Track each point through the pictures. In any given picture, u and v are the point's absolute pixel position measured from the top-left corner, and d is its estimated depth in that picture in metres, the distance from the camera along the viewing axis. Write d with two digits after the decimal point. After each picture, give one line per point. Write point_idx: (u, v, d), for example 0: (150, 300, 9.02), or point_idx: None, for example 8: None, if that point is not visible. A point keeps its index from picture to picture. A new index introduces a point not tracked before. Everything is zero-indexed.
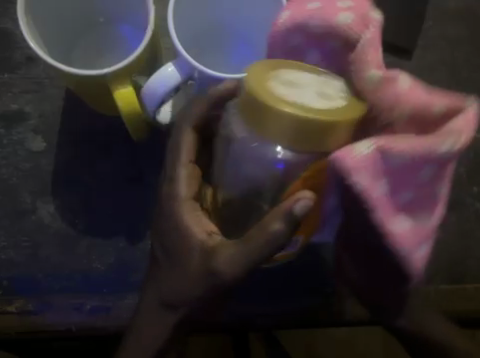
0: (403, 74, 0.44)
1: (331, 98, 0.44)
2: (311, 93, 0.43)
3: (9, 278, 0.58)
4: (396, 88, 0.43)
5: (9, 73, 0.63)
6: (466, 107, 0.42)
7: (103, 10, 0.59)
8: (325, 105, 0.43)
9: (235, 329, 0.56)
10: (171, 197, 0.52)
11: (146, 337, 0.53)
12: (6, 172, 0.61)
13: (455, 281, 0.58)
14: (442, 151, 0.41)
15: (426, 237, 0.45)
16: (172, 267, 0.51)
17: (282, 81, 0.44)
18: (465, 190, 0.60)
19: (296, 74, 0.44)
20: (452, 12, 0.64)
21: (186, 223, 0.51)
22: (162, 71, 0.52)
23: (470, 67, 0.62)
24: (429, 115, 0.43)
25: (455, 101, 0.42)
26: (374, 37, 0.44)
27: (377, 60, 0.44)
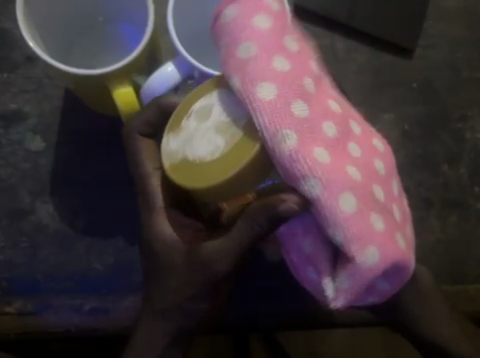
0: (316, 143, 0.42)
1: (210, 110, 0.45)
2: (219, 120, 0.44)
3: (8, 278, 0.58)
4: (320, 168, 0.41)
5: (8, 72, 0.63)
6: (367, 259, 0.42)
7: (103, 9, 0.59)
8: (234, 112, 0.44)
9: (222, 328, 0.56)
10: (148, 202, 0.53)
11: (145, 344, 0.53)
12: (5, 172, 0.61)
13: (456, 281, 0.58)
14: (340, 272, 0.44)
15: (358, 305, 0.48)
16: (162, 272, 0.52)
17: (201, 155, 0.43)
18: (465, 190, 0.59)
19: (188, 141, 0.44)
20: (452, 12, 0.63)
21: (162, 235, 0.52)
22: (162, 71, 0.51)
23: (471, 67, 0.62)
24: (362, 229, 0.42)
25: (380, 241, 0.42)
26: (290, 77, 0.42)
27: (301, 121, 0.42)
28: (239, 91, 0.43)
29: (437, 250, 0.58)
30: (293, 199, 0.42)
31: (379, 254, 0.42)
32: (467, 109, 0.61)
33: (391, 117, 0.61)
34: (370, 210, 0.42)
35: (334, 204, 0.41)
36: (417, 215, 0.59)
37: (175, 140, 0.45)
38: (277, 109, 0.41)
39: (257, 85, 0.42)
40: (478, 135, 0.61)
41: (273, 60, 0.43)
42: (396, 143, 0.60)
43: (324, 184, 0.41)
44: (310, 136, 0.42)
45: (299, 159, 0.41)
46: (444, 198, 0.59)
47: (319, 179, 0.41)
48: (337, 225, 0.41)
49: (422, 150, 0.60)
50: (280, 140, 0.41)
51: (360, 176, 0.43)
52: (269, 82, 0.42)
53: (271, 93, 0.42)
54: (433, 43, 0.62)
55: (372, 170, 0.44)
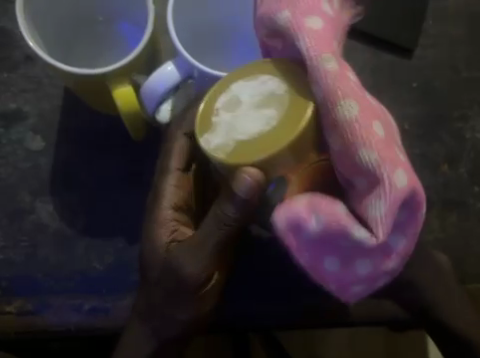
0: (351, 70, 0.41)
1: (235, 97, 0.43)
2: (251, 96, 0.42)
3: (8, 278, 0.58)
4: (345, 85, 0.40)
5: (8, 72, 0.63)
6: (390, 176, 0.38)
7: (103, 9, 0.59)
8: (266, 88, 0.43)
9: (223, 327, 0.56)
10: (156, 201, 0.54)
11: (137, 345, 0.54)
12: (5, 172, 0.61)
13: (457, 281, 0.57)
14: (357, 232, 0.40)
15: (365, 281, 0.43)
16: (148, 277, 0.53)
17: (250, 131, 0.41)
18: (465, 190, 0.59)
19: (228, 128, 0.42)
20: (451, 13, 0.63)
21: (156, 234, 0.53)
22: (162, 71, 0.52)
23: (471, 67, 0.62)
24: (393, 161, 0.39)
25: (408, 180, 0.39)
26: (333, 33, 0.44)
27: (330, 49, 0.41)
28: (288, 22, 0.43)
29: (437, 250, 0.58)
30: (248, 173, 0.40)
31: (406, 179, 0.38)
32: (467, 108, 0.61)
33: (391, 117, 0.61)
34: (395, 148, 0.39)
35: (394, 151, 0.39)
36: None
37: (213, 134, 0.42)
38: (324, 38, 0.42)
39: (303, 19, 0.43)
40: (478, 135, 0.61)
41: (306, 20, 0.43)
42: None
43: (383, 125, 0.40)
44: (370, 105, 0.40)
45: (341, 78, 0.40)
46: (444, 198, 0.59)
47: (382, 124, 0.40)
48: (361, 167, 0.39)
49: (421, 150, 0.60)
50: (357, 88, 0.40)
51: (386, 120, 0.41)
52: (316, 17, 0.43)
53: (318, 24, 0.42)
54: (433, 43, 0.62)
55: (394, 125, 0.42)
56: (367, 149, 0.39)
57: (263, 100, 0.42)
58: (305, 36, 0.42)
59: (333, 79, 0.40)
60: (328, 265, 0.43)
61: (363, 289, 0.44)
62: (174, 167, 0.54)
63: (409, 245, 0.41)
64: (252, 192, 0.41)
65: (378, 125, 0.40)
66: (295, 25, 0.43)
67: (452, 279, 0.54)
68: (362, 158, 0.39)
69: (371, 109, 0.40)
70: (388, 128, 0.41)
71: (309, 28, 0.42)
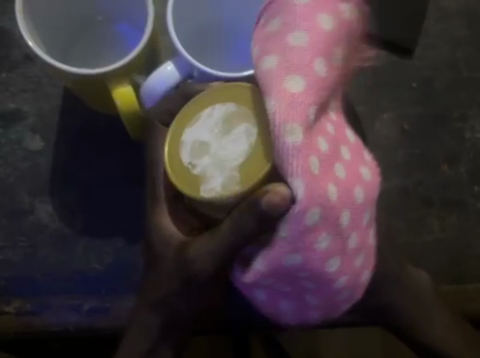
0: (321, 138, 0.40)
1: (198, 149, 0.44)
2: (205, 134, 0.44)
3: (7, 278, 0.58)
4: (304, 164, 0.39)
5: (7, 71, 0.63)
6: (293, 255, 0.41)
7: (103, 9, 0.59)
8: (214, 117, 0.45)
9: (222, 327, 0.56)
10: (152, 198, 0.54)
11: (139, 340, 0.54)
12: (4, 171, 0.61)
13: (456, 281, 0.58)
14: (261, 275, 0.43)
15: (297, 311, 0.49)
16: (157, 267, 0.53)
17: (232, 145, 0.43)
18: (465, 190, 0.59)
19: (215, 168, 0.43)
20: (451, 13, 0.63)
21: (167, 230, 0.53)
22: (162, 70, 0.52)
23: (470, 67, 0.62)
24: (308, 248, 0.41)
25: (314, 264, 0.41)
26: (314, 83, 0.41)
27: (302, 112, 0.40)
28: (272, 71, 0.41)
29: (437, 250, 0.58)
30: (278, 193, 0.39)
31: (300, 262, 0.41)
32: (466, 108, 0.61)
33: (391, 117, 0.61)
34: (326, 230, 0.40)
35: (314, 238, 0.40)
36: (417, 214, 0.59)
37: (208, 179, 0.43)
38: (301, 105, 0.40)
39: (284, 76, 0.41)
40: (478, 135, 0.61)
41: (286, 79, 0.41)
42: (396, 143, 0.60)
43: (327, 210, 0.40)
44: (315, 189, 0.39)
45: (299, 154, 0.39)
46: (444, 198, 0.59)
47: (319, 209, 0.39)
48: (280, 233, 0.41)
49: (422, 150, 0.60)
50: (309, 169, 0.39)
51: (336, 197, 0.40)
52: (297, 76, 0.41)
53: (299, 87, 0.40)
54: (433, 43, 0.62)
55: (351, 197, 0.41)
56: (285, 228, 0.40)
57: (222, 126, 0.44)
58: (277, 98, 0.40)
59: (286, 157, 0.39)
60: (259, 295, 0.47)
61: (290, 314, 0.49)
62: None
63: (321, 301, 0.46)
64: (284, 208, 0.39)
65: (313, 214, 0.39)
66: (273, 82, 0.41)
67: (430, 297, 0.55)
68: (279, 231, 0.40)
69: (319, 195, 0.39)
70: (330, 214, 0.40)
71: (287, 90, 0.40)
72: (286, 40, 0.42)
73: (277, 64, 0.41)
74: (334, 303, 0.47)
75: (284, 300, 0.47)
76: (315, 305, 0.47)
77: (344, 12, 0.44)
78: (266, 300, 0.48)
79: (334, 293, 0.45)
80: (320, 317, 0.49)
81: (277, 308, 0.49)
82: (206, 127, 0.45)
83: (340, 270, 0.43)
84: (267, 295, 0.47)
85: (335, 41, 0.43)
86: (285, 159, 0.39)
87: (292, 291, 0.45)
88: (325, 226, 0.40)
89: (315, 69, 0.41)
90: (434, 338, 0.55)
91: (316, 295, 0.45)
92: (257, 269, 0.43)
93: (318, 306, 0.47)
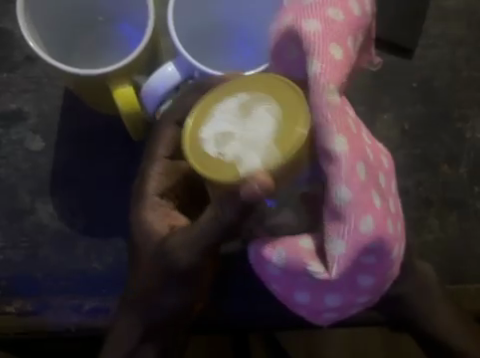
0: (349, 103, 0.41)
1: (222, 143, 0.41)
2: (224, 125, 0.41)
3: (8, 277, 0.58)
4: (344, 118, 0.40)
5: (8, 72, 0.63)
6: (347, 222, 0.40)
7: (103, 9, 0.59)
8: (226, 109, 0.42)
9: (221, 327, 0.57)
10: (140, 192, 0.54)
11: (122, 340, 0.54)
12: (5, 172, 0.61)
13: (456, 280, 0.58)
14: (311, 270, 0.42)
15: (337, 310, 0.46)
16: (139, 263, 0.52)
17: (259, 121, 0.40)
18: (466, 191, 0.59)
19: (250, 144, 0.40)
20: (451, 13, 0.63)
21: (150, 224, 0.52)
22: (162, 71, 0.52)
23: (471, 67, 0.62)
24: (371, 208, 0.40)
25: (380, 229, 0.40)
26: (342, 63, 0.41)
27: (338, 78, 0.40)
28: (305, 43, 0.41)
29: (437, 250, 0.58)
30: (256, 181, 0.38)
31: (373, 225, 0.40)
32: (467, 108, 0.61)
33: (391, 117, 0.61)
34: (374, 189, 0.40)
35: (353, 222, 0.39)
36: (417, 214, 0.59)
37: (246, 158, 0.39)
38: (339, 68, 0.41)
39: (325, 42, 0.41)
40: (478, 135, 0.61)
41: (329, 46, 0.41)
42: (396, 142, 0.60)
43: (363, 185, 0.40)
44: (352, 169, 0.39)
45: (338, 116, 0.39)
46: (444, 198, 0.59)
47: (371, 216, 0.39)
48: (350, 201, 0.39)
49: (422, 150, 0.60)
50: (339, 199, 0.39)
51: (364, 175, 0.40)
52: (332, 46, 0.41)
53: (340, 55, 0.41)
54: (433, 43, 0.62)
55: (378, 160, 0.42)
56: (346, 192, 0.39)
57: (238, 111, 0.41)
58: (321, 61, 0.41)
59: (333, 113, 0.39)
60: (299, 297, 0.45)
61: (334, 315, 0.47)
62: (162, 154, 0.54)
63: (376, 280, 0.43)
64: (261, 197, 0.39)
65: (344, 191, 0.39)
66: (316, 47, 0.41)
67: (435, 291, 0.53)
68: (340, 197, 0.39)
69: (360, 149, 0.40)
70: (360, 202, 0.39)
71: (328, 53, 0.41)
72: (303, 27, 0.42)
73: (319, 30, 0.41)
74: (389, 273, 0.44)
75: (328, 294, 0.44)
76: (370, 287, 0.44)
77: (356, 10, 0.44)
78: (309, 303, 0.46)
79: (390, 266, 0.42)
80: (363, 304, 0.46)
81: (323, 311, 0.46)
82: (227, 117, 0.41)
83: (373, 283, 0.43)
84: (312, 290, 0.44)
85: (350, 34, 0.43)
86: (332, 113, 0.39)
87: (345, 282, 0.43)
88: (373, 183, 0.40)
89: (348, 45, 0.42)
90: (447, 330, 0.53)
91: (371, 276, 0.43)
92: (311, 263, 0.42)
93: (372, 289, 0.44)
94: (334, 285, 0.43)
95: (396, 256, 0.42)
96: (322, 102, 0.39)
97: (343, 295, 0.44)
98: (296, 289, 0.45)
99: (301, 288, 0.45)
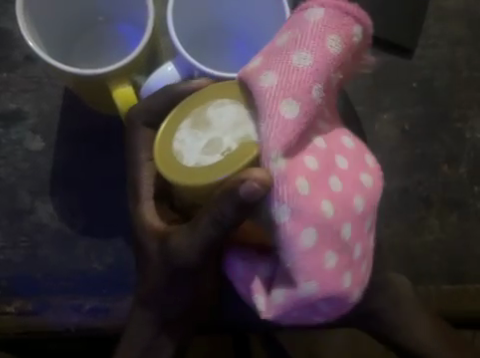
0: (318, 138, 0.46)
1: (211, 153, 0.44)
2: (198, 144, 0.45)
3: (8, 277, 0.58)
4: (305, 154, 0.44)
5: (8, 71, 0.63)
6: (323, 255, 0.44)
7: (103, 9, 0.59)
8: (188, 134, 0.45)
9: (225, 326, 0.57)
10: (137, 196, 0.53)
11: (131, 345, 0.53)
12: (5, 172, 0.61)
13: (456, 280, 0.58)
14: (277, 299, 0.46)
15: (333, 314, 0.48)
16: (142, 266, 0.53)
17: (222, 111, 0.45)
18: (466, 190, 0.59)
19: (235, 128, 0.44)
20: (452, 12, 0.63)
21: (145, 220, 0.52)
22: (162, 71, 0.52)
23: (471, 67, 0.62)
24: (327, 233, 0.44)
25: (339, 255, 0.45)
26: (309, 108, 0.44)
27: (298, 126, 0.43)
28: (280, 83, 0.44)
29: (437, 250, 0.58)
30: (255, 180, 0.41)
31: (333, 262, 0.44)
32: (467, 108, 0.61)
33: (391, 117, 0.61)
34: (334, 227, 0.44)
35: (319, 256, 0.44)
36: (417, 215, 0.59)
37: (236, 139, 0.44)
38: (288, 132, 0.43)
39: (280, 99, 0.43)
40: (478, 135, 0.61)
41: (312, 89, 0.44)
42: (396, 142, 0.60)
43: (334, 207, 0.44)
44: (313, 179, 0.44)
45: (293, 157, 0.44)
46: (445, 198, 0.59)
47: (315, 229, 0.43)
48: (311, 223, 0.43)
49: (421, 150, 0.60)
50: (296, 192, 0.43)
51: (332, 213, 0.44)
52: (316, 86, 0.44)
53: (293, 114, 0.43)
54: (433, 43, 0.62)
55: (346, 196, 0.45)
56: (300, 237, 0.43)
57: (199, 125, 0.45)
58: (300, 101, 0.44)
59: (285, 176, 0.43)
60: (324, 308, 0.46)
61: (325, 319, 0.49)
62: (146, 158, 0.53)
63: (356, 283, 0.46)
64: (262, 194, 0.41)
65: (308, 235, 0.43)
66: (269, 106, 0.43)
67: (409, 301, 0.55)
68: (306, 241, 0.43)
69: (318, 177, 0.44)
70: (327, 225, 0.44)
71: (281, 115, 0.43)
72: (290, 58, 0.45)
73: (276, 84, 0.44)
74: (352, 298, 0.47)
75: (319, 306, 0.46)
76: (352, 298, 0.47)
77: (356, 36, 0.47)
78: (305, 313, 0.47)
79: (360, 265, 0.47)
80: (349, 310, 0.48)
81: (317, 314, 0.48)
82: (200, 137, 0.45)
83: (351, 284, 0.46)
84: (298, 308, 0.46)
85: (335, 69, 0.46)
86: (288, 170, 0.43)
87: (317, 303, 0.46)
88: (335, 212, 0.44)
89: (312, 96, 0.44)
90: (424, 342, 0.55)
91: (354, 288, 0.46)
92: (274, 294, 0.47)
93: (350, 304, 0.47)
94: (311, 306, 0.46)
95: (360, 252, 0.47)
96: (271, 153, 0.42)
97: (328, 309, 0.47)
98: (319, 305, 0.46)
99: (281, 310, 0.47)
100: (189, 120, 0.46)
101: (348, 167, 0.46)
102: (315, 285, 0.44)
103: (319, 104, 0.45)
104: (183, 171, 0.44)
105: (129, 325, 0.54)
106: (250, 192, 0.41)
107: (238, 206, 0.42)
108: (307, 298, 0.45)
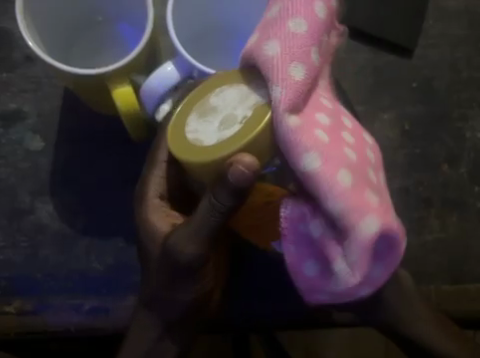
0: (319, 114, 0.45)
1: (228, 128, 0.44)
2: (211, 131, 0.45)
3: (8, 278, 0.58)
4: (316, 121, 0.44)
5: (8, 72, 0.63)
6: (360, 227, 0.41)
7: (103, 9, 0.59)
8: (198, 130, 0.45)
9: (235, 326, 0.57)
10: (141, 199, 0.54)
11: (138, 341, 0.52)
12: (5, 172, 0.61)
13: (456, 280, 0.58)
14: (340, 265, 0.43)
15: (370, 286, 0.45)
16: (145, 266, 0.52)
17: (218, 97, 0.46)
18: (466, 190, 0.59)
19: (239, 101, 0.45)
20: (452, 12, 0.63)
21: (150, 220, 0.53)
22: (162, 71, 0.52)
23: (471, 67, 0.62)
24: (356, 202, 0.42)
25: (381, 217, 0.42)
26: (312, 69, 0.45)
27: (305, 85, 0.44)
28: (282, 51, 0.44)
29: (437, 250, 0.58)
30: (242, 163, 0.41)
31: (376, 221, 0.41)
32: (467, 108, 0.61)
33: (391, 117, 0.61)
34: (364, 186, 0.43)
35: (359, 216, 0.41)
36: (417, 214, 0.59)
37: (245, 108, 0.45)
38: (299, 96, 0.43)
39: (288, 62, 0.44)
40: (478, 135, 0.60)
41: (311, 49, 0.45)
42: (396, 142, 0.60)
43: (351, 173, 0.42)
44: (322, 128, 0.44)
45: (303, 114, 0.44)
46: (445, 198, 0.59)
47: (347, 171, 0.42)
48: (333, 184, 0.42)
49: (422, 150, 0.60)
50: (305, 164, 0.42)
51: (350, 182, 0.42)
52: (314, 48, 0.45)
53: (300, 75, 0.44)
54: (433, 43, 0.62)
55: (362, 151, 0.45)
56: (331, 200, 0.42)
57: (204, 116, 0.46)
58: (301, 63, 0.44)
59: (299, 131, 0.42)
60: (376, 271, 0.45)
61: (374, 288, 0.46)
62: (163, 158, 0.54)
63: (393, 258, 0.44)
64: (249, 179, 0.41)
65: (313, 157, 0.42)
66: (278, 75, 0.44)
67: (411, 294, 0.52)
68: (332, 206, 0.42)
69: (334, 138, 0.43)
70: (356, 172, 0.43)
71: (291, 80, 0.44)
72: (286, 28, 0.45)
73: (280, 51, 0.44)
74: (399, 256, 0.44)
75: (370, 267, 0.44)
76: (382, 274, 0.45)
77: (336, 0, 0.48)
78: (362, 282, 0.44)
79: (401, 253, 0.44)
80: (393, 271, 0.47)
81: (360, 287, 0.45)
82: (207, 124, 0.45)
83: (401, 231, 0.43)
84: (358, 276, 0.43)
85: (327, 27, 0.47)
86: (301, 126, 0.43)
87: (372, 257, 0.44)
88: (355, 163, 0.43)
89: (312, 58, 0.45)
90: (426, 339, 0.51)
91: (396, 253, 0.44)
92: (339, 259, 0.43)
93: (400, 258, 0.45)
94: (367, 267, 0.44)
95: (394, 212, 0.44)
96: (281, 118, 0.43)
97: (384, 266, 0.45)
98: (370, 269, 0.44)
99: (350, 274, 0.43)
100: (194, 117, 0.46)
101: (355, 143, 0.45)
102: (372, 236, 0.41)
103: (319, 65, 0.45)
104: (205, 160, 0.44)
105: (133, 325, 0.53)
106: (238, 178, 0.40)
107: (236, 193, 0.41)
108: (366, 255, 0.42)
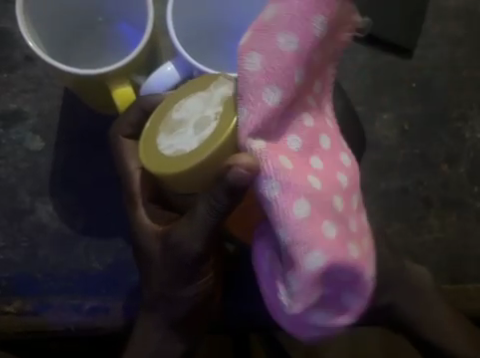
0: (307, 113, 0.43)
1: (205, 126, 0.44)
2: (187, 137, 0.45)
3: (8, 278, 0.58)
4: (286, 144, 0.42)
5: (8, 72, 0.63)
6: (312, 251, 0.41)
7: (103, 9, 0.59)
8: (173, 145, 0.45)
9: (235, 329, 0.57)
10: (132, 202, 0.54)
11: (145, 342, 0.54)
12: (5, 172, 0.61)
13: (455, 280, 0.58)
14: (310, 299, 0.42)
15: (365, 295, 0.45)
16: (143, 269, 0.53)
17: (184, 105, 0.46)
18: (465, 190, 0.59)
19: (209, 98, 0.45)
20: (452, 12, 0.63)
21: (141, 221, 0.54)
22: (162, 70, 0.52)
23: (471, 67, 0.62)
24: (310, 233, 0.40)
25: (335, 243, 0.41)
26: (287, 98, 0.41)
27: (279, 112, 0.41)
28: (265, 67, 0.40)
29: (437, 250, 0.58)
30: (242, 165, 0.40)
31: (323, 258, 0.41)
32: (467, 108, 0.61)
33: (391, 117, 0.61)
34: (324, 215, 0.41)
35: (319, 228, 0.41)
36: (416, 214, 0.59)
37: (216, 100, 0.45)
38: (269, 127, 0.41)
39: (262, 85, 0.40)
40: (478, 135, 0.61)
41: (266, 82, 0.40)
42: (396, 142, 0.60)
43: (312, 203, 0.41)
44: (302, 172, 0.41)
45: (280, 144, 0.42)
46: (444, 198, 0.59)
47: (307, 200, 0.40)
48: (300, 194, 0.40)
49: (421, 150, 0.60)
50: (282, 185, 0.40)
51: (319, 185, 0.41)
52: (296, 71, 0.41)
53: (275, 99, 0.41)
54: (433, 43, 0.62)
55: (335, 180, 0.43)
56: (284, 231, 0.40)
57: (177, 128, 0.46)
58: (278, 88, 0.41)
59: (265, 159, 0.40)
60: (350, 302, 0.45)
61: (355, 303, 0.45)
62: (135, 166, 0.54)
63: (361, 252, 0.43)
64: (247, 181, 0.41)
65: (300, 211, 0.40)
66: (252, 96, 0.41)
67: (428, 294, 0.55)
68: (285, 236, 0.41)
69: (301, 163, 0.42)
70: (320, 200, 0.41)
71: (261, 102, 0.40)
72: (275, 36, 0.40)
73: (259, 69, 0.40)
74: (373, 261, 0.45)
75: (346, 293, 0.45)
76: (360, 259, 0.43)
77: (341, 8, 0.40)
78: (323, 302, 0.45)
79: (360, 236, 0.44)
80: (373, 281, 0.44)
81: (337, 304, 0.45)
82: (183, 133, 0.45)
83: (360, 256, 0.43)
84: (334, 291, 0.44)
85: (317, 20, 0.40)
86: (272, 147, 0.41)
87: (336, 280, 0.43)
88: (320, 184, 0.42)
89: (294, 81, 0.41)
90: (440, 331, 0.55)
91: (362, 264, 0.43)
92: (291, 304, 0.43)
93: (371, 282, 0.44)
94: (340, 286, 0.44)
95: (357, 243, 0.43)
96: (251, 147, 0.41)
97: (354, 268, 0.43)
98: (341, 295, 0.45)
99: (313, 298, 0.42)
100: (166, 136, 0.46)
101: (330, 149, 0.44)
102: (330, 263, 0.41)
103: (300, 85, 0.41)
104: (188, 164, 0.43)
105: (138, 324, 0.55)
106: (236, 178, 0.41)
107: (230, 192, 0.42)
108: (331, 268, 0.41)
